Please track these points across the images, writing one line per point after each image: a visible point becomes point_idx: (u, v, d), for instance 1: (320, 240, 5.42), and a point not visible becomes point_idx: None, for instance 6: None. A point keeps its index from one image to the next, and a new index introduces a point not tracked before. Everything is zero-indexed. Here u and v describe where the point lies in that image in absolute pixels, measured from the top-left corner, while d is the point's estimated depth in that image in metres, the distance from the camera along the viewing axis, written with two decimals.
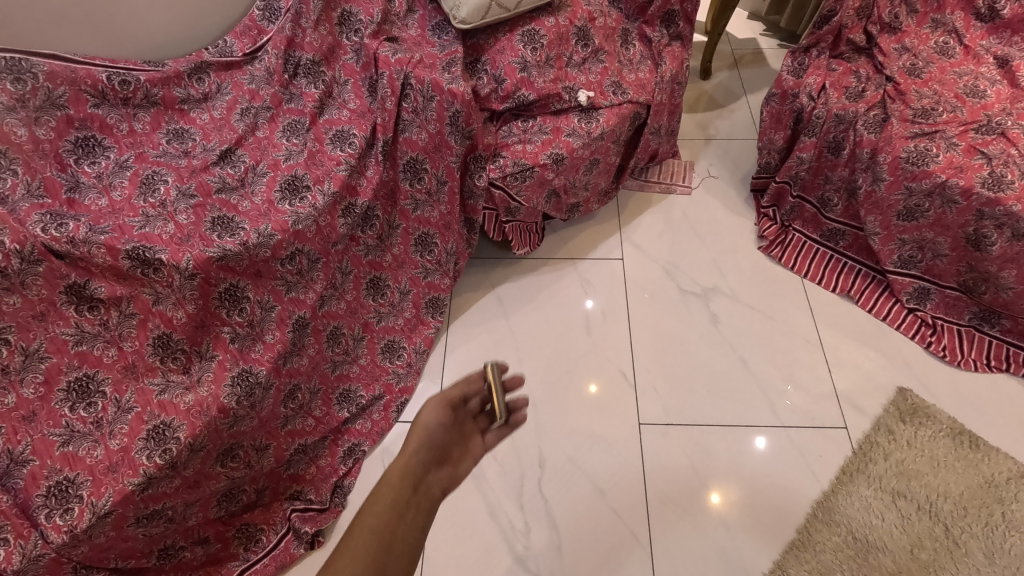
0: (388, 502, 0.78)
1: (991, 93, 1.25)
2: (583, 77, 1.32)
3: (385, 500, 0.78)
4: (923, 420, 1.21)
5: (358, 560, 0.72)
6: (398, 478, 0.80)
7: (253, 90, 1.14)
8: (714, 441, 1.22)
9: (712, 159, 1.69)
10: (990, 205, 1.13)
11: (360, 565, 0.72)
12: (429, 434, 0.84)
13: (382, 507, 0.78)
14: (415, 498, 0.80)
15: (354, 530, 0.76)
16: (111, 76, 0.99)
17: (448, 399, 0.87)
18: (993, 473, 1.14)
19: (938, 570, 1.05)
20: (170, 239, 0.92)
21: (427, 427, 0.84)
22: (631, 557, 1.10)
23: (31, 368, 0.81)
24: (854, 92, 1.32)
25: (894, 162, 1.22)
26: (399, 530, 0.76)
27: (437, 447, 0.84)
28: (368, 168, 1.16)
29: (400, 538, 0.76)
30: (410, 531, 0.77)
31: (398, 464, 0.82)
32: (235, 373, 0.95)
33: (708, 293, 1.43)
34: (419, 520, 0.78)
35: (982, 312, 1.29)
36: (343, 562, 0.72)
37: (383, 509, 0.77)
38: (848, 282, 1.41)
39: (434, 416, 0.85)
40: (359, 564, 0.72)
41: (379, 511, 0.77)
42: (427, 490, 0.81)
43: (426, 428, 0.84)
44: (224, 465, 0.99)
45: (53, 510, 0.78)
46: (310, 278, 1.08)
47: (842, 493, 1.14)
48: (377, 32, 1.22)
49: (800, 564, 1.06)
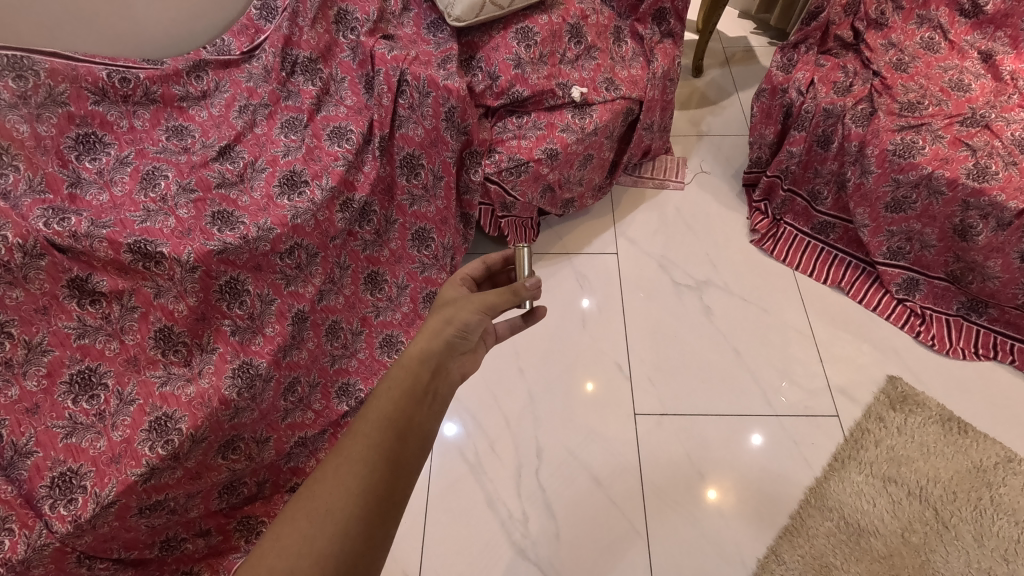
0: (403, 390, 0.67)
1: (975, 87, 1.28)
2: (576, 73, 1.35)
3: (401, 388, 0.67)
4: (912, 408, 1.23)
5: (379, 437, 0.64)
6: (419, 360, 0.69)
7: (251, 88, 1.16)
8: (708, 431, 1.24)
9: (704, 155, 1.72)
10: (975, 196, 1.15)
11: (380, 444, 0.63)
12: (466, 331, 0.71)
13: (404, 386, 0.67)
14: (438, 382, 0.69)
15: (368, 412, 0.66)
16: (112, 74, 1.01)
17: (496, 300, 0.73)
18: (982, 458, 1.16)
19: (929, 552, 1.07)
20: (170, 233, 0.95)
21: (466, 326, 0.71)
22: (628, 543, 1.11)
23: (33, 360, 0.81)
24: (842, 87, 1.34)
25: (882, 154, 1.24)
26: (418, 416, 0.66)
27: (468, 342, 0.73)
28: (365, 164, 1.19)
29: (420, 427, 0.66)
30: (436, 414, 0.68)
31: (423, 342, 0.70)
32: (236, 365, 0.96)
33: (702, 285, 1.45)
34: (442, 409, 0.68)
35: (970, 301, 1.32)
36: (359, 436, 0.63)
37: (400, 396, 0.66)
38: (839, 274, 1.44)
39: (476, 315, 0.72)
40: (380, 440, 0.63)
41: (397, 398, 0.66)
42: (449, 376, 0.71)
43: (465, 326, 0.71)
44: (225, 457, 0.97)
45: (56, 500, 0.78)
46: (309, 273, 1.10)
47: (834, 480, 1.16)
48: (373, 30, 1.25)
49: (794, 549, 1.08)
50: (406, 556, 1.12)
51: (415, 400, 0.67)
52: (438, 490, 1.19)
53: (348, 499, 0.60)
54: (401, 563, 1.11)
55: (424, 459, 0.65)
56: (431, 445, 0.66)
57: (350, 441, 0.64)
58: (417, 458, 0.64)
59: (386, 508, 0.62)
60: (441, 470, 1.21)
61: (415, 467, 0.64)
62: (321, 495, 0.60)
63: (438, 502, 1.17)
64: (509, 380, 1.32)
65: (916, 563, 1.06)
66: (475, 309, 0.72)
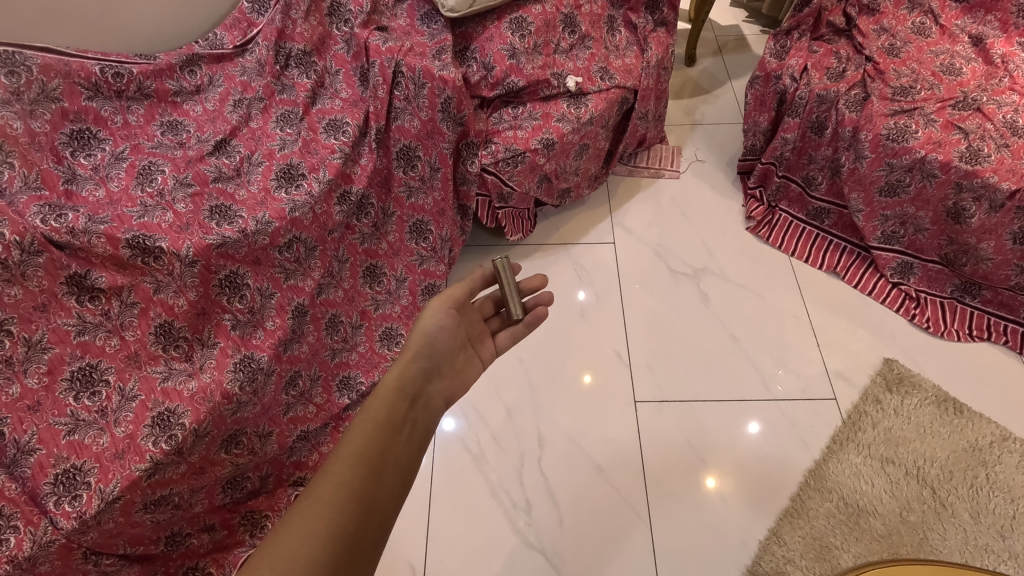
0: (378, 422, 0.76)
1: (967, 70, 1.29)
2: (571, 63, 1.35)
3: (376, 421, 0.75)
4: (908, 389, 1.25)
5: (351, 475, 0.70)
6: (395, 391, 0.78)
7: (245, 82, 1.16)
8: (707, 417, 1.25)
9: (699, 144, 1.72)
10: (968, 178, 1.16)
11: (351, 480, 0.69)
12: (430, 340, 0.81)
13: (378, 419, 0.76)
14: (412, 411, 0.79)
15: (341, 452, 0.72)
16: (105, 69, 1.00)
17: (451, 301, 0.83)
18: (977, 438, 1.18)
19: (926, 531, 1.09)
20: (169, 228, 0.94)
21: (429, 334, 0.81)
22: (631, 529, 1.12)
23: (34, 358, 0.81)
24: (835, 73, 1.35)
25: (875, 139, 1.25)
26: (390, 448, 0.74)
27: (436, 356, 0.82)
28: (362, 157, 1.18)
29: (391, 460, 0.73)
30: (406, 446, 0.75)
31: (398, 370, 0.80)
32: (237, 359, 0.96)
33: (699, 273, 1.46)
34: (414, 440, 0.77)
35: (963, 284, 1.33)
36: (331, 476, 0.69)
37: (373, 430, 0.74)
38: (834, 259, 1.45)
39: (437, 322, 0.81)
40: (351, 478, 0.69)
41: (371, 433, 0.74)
42: (426, 402, 0.80)
43: (428, 335, 0.80)
44: (229, 452, 0.97)
45: (61, 497, 0.78)
46: (308, 266, 1.10)
47: (833, 462, 1.17)
48: (366, 21, 1.25)
49: (794, 531, 1.10)
50: (410, 548, 1.12)
51: (385, 434, 0.75)
52: (440, 481, 1.19)
53: (315, 540, 0.64)
54: (406, 558, 1.11)
55: (391, 494, 0.71)
56: (400, 480, 0.72)
57: (321, 483, 0.69)
58: (387, 491, 0.70)
59: (355, 542, 0.66)
60: (443, 463, 1.21)
61: (383, 501, 0.70)
62: (289, 540, 0.64)
63: (441, 493, 1.18)
64: (508, 371, 1.33)
65: (915, 541, 1.08)
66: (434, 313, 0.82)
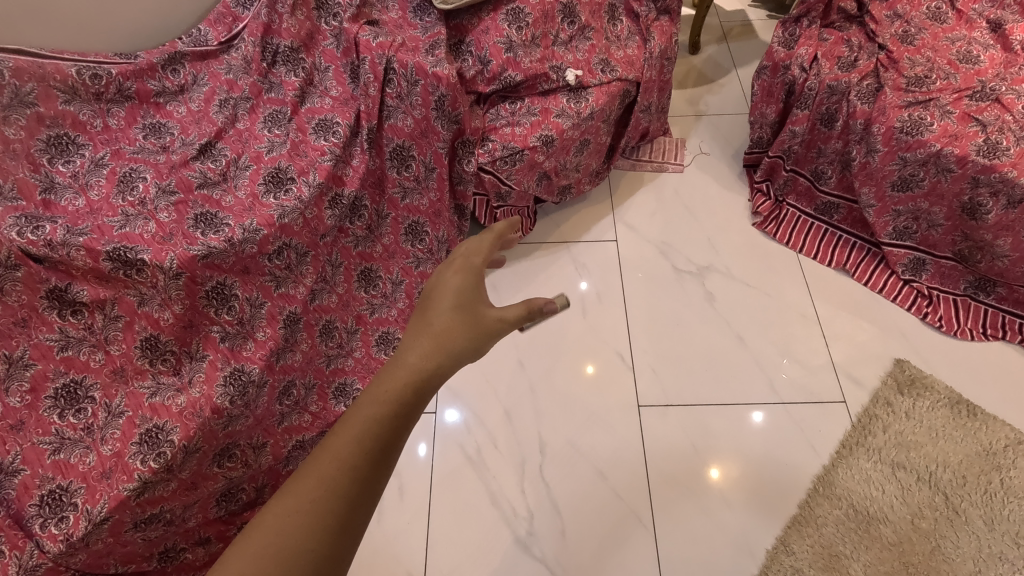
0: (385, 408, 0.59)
1: (984, 58, 1.23)
2: (570, 55, 1.29)
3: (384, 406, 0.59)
4: (920, 391, 1.21)
5: (357, 461, 0.56)
6: (406, 376, 0.61)
7: (231, 80, 1.11)
8: (712, 420, 1.22)
9: (703, 135, 1.67)
10: (985, 173, 1.12)
11: (355, 470, 0.56)
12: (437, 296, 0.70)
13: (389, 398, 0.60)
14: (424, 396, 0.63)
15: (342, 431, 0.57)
16: (81, 70, 0.96)
17: (474, 275, 0.71)
18: (992, 441, 1.15)
19: (939, 538, 1.06)
20: (152, 239, 0.91)
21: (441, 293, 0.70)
22: (633, 538, 1.10)
23: (16, 375, 0.79)
24: (846, 62, 1.29)
25: (888, 132, 1.20)
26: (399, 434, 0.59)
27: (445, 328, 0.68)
28: (354, 158, 1.14)
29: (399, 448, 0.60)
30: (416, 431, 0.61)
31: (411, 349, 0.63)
32: (228, 372, 0.93)
33: (703, 271, 1.42)
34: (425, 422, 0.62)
35: (977, 281, 1.29)
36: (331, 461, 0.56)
37: (382, 418, 0.59)
38: (844, 255, 1.41)
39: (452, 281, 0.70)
40: (356, 466, 0.56)
41: (379, 418, 0.59)
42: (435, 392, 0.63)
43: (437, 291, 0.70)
44: (221, 466, 0.94)
45: (47, 519, 0.75)
46: (300, 273, 1.06)
47: (843, 467, 1.14)
48: (356, 15, 1.20)
49: (802, 539, 1.07)
50: (408, 556, 1.10)
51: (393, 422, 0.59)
52: (439, 486, 1.17)
53: (306, 539, 0.52)
54: (406, 567, 1.09)
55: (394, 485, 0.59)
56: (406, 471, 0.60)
57: (317, 469, 0.55)
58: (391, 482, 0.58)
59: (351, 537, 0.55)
60: (441, 467, 1.19)
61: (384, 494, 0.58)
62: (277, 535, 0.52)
63: (439, 500, 1.16)
64: (508, 374, 1.29)
65: (926, 549, 1.05)
66: (451, 284, 0.70)
